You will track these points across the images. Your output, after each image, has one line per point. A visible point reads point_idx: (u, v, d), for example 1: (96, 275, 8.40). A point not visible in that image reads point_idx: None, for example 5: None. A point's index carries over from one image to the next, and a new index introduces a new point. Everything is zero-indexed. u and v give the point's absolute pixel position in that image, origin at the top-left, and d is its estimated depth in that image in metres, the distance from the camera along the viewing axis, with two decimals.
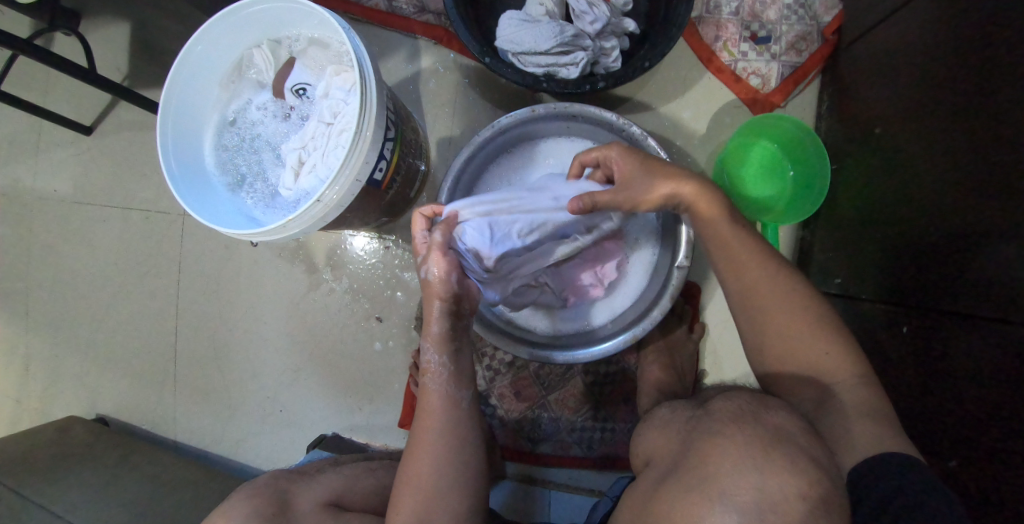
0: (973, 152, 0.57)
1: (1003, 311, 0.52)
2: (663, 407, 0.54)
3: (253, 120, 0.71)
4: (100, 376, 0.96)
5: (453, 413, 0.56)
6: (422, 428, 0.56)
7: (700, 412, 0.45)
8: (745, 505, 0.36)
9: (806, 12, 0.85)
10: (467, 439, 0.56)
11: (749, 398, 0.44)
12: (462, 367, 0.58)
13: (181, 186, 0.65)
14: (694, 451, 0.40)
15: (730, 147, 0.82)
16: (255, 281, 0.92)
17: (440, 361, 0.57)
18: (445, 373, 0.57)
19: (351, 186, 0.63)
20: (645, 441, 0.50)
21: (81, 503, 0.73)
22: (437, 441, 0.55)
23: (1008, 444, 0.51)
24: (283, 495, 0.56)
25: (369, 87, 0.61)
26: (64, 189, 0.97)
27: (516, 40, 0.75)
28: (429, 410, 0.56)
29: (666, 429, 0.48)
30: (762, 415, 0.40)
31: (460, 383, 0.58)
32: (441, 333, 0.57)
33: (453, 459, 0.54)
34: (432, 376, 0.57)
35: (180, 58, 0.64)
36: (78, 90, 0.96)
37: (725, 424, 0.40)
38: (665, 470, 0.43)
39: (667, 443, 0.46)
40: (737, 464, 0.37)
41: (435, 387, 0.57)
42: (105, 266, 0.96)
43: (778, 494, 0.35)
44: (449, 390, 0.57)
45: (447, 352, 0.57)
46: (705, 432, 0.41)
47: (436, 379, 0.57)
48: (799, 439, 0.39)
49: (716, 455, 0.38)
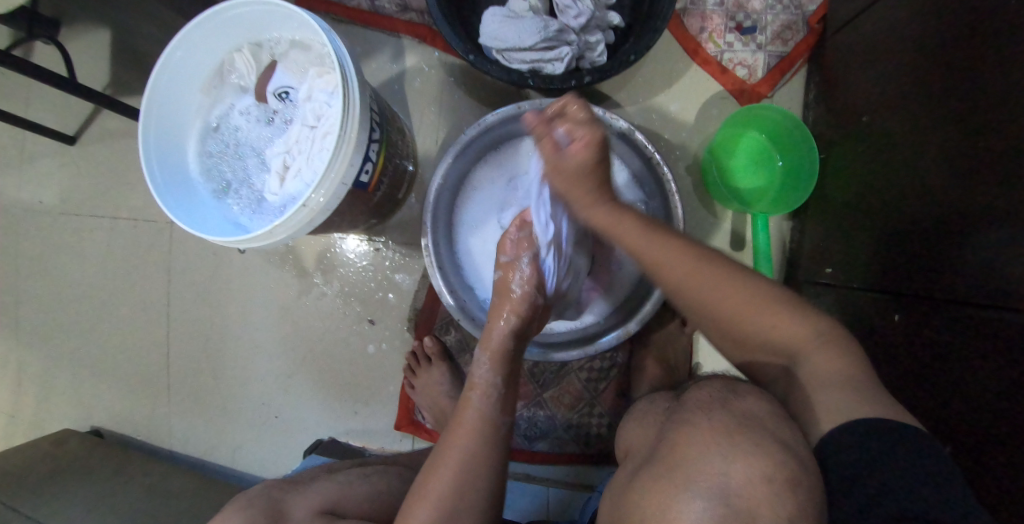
0: (961, 138, 0.57)
1: (995, 295, 0.52)
2: (643, 401, 0.54)
3: (236, 125, 0.70)
4: (93, 388, 0.95)
5: (487, 437, 0.57)
6: (454, 437, 0.56)
7: (674, 403, 0.46)
8: (712, 490, 0.36)
9: (791, 1, 0.84)
10: (494, 465, 0.56)
11: (720, 387, 0.45)
12: (509, 396, 0.60)
13: (165, 194, 0.64)
14: (665, 441, 0.41)
15: (717, 138, 0.82)
16: (246, 287, 0.91)
17: (491, 379, 0.60)
18: (494, 393, 0.59)
19: (337, 189, 0.63)
20: (624, 435, 0.51)
21: (75, 516, 0.72)
22: (467, 455, 0.55)
23: (1001, 430, 0.50)
24: (273, 502, 0.56)
25: (352, 89, 0.60)
26: (50, 201, 0.96)
27: (500, 36, 0.75)
28: (466, 422, 0.57)
29: (642, 421, 0.48)
30: (729, 402, 0.41)
31: (501, 409, 0.59)
32: (500, 354, 0.62)
33: (477, 475, 0.54)
34: (480, 392, 0.59)
35: (159, 65, 0.63)
36: (60, 100, 0.95)
37: (695, 412, 0.41)
38: (638, 462, 0.43)
39: (644, 434, 0.46)
40: (705, 449, 0.37)
41: (481, 405, 0.59)
42: (93, 278, 0.95)
43: (744, 478, 0.35)
44: (493, 411, 0.58)
45: (500, 373, 0.60)
46: (676, 421, 0.42)
47: (484, 398, 0.59)
48: (772, 427, 0.39)
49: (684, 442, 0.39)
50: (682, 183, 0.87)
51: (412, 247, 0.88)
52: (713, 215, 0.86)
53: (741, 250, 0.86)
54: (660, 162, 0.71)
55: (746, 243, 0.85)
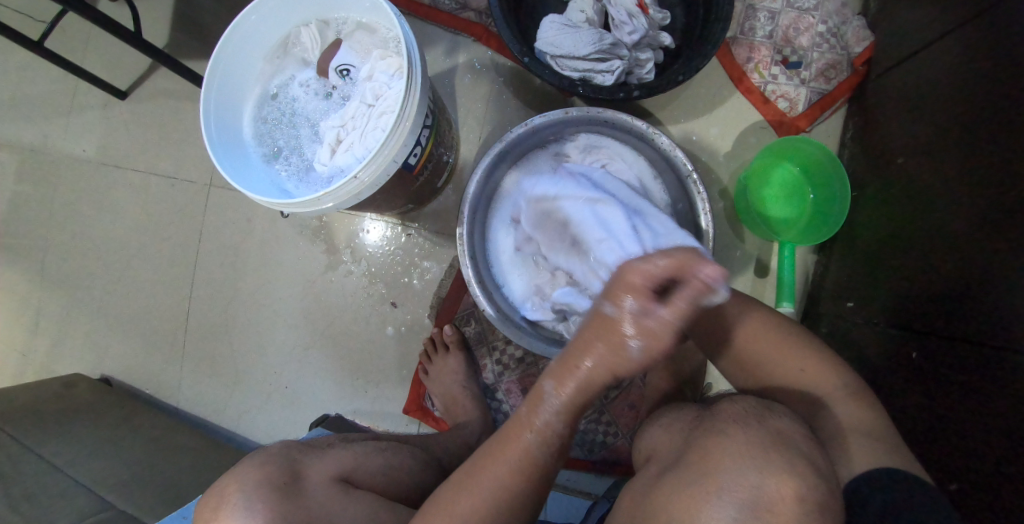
0: (992, 185, 0.59)
1: (1011, 337, 0.53)
2: (668, 409, 0.54)
3: (294, 96, 0.72)
4: (109, 337, 0.96)
5: (531, 484, 0.44)
6: (491, 466, 0.44)
7: (704, 413, 0.47)
8: (741, 503, 0.36)
9: (838, 42, 0.87)
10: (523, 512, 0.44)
11: (753, 402, 0.45)
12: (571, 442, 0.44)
13: (219, 151, 0.66)
14: (695, 448, 0.41)
15: (754, 165, 0.84)
16: (273, 257, 0.93)
17: (555, 427, 0.42)
18: (553, 442, 0.43)
19: (387, 166, 0.65)
20: (648, 439, 0.51)
21: (78, 458, 0.73)
22: (494, 494, 0.43)
23: (1009, 472, 0.51)
24: (293, 462, 0.56)
25: (415, 74, 0.63)
26: (93, 149, 0.98)
27: (556, 43, 0.78)
28: (509, 460, 0.43)
29: (669, 427, 0.49)
30: (765, 419, 0.41)
31: (558, 456, 0.44)
32: (579, 409, 0.41)
33: (506, 521, 0.44)
34: (537, 435, 0.43)
35: (231, 27, 0.66)
36: (118, 54, 0.97)
37: (728, 424, 0.41)
38: (664, 465, 0.44)
39: (671, 441, 0.46)
40: (739, 460, 0.38)
41: (535, 448, 0.43)
42: (126, 230, 0.97)
43: (774, 493, 0.36)
44: (544, 458, 0.44)
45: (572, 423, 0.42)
46: (708, 430, 0.42)
47: (542, 441, 0.43)
48: (821, 450, 0.40)
49: (718, 451, 0.39)
50: (712, 205, 0.89)
51: (443, 236, 0.90)
52: (739, 239, 0.88)
53: (764, 278, 0.87)
54: (697, 182, 0.73)
55: (769, 271, 0.87)
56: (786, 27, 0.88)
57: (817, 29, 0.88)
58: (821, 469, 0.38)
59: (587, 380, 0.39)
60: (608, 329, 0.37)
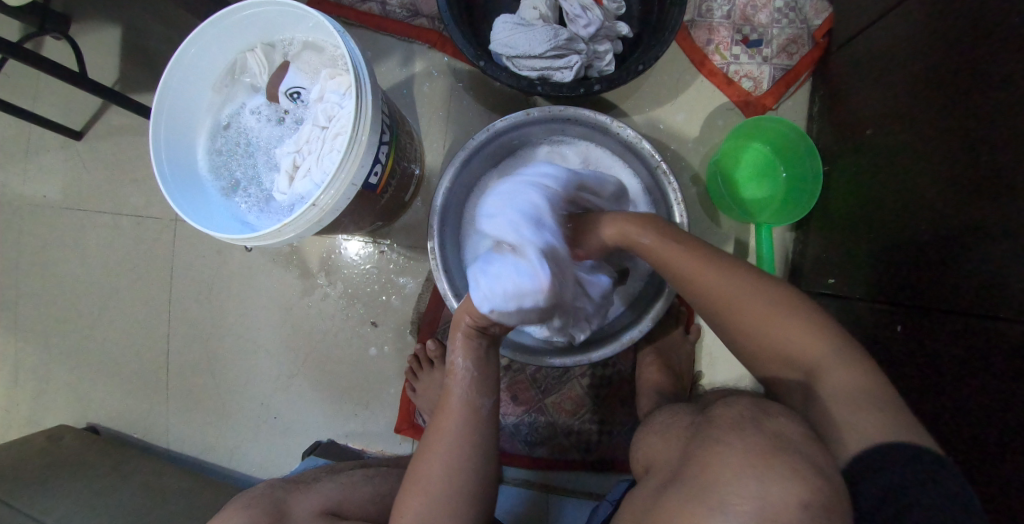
0: (966, 150, 0.57)
1: (997, 305, 0.52)
2: (664, 414, 0.54)
3: (246, 124, 0.70)
4: (90, 384, 0.95)
5: (473, 421, 0.56)
6: (438, 427, 0.57)
7: (701, 419, 0.45)
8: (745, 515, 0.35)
9: (797, 16, 0.86)
10: (481, 447, 0.56)
11: (750, 404, 0.43)
12: (486, 374, 0.59)
13: (174, 190, 0.64)
14: (695, 461, 0.40)
15: (722, 148, 0.83)
16: (247, 288, 0.91)
17: (465, 364, 0.58)
18: (470, 377, 0.58)
19: (347, 189, 0.63)
20: (644, 449, 0.51)
21: (68, 513, 0.71)
22: (451, 441, 0.55)
23: (1005, 442, 0.51)
24: (278, 503, 0.55)
25: (365, 92, 0.61)
26: (54, 195, 0.96)
27: (511, 43, 0.76)
28: (448, 410, 0.57)
29: (666, 435, 0.48)
30: (761, 421, 0.40)
31: (481, 390, 0.58)
32: (470, 341, 0.59)
33: (466, 461, 0.54)
34: (456, 379, 0.58)
35: (172, 61, 0.63)
36: (68, 96, 0.95)
37: (726, 431, 0.40)
38: (666, 479, 0.43)
39: (670, 454, 0.45)
40: (739, 471, 0.36)
41: (460, 388, 0.58)
42: (97, 274, 0.95)
43: (778, 502, 0.34)
44: (471, 395, 0.58)
45: (473, 356, 0.58)
46: (705, 439, 0.41)
47: (461, 381, 0.58)
48: (808, 446, 0.39)
49: (717, 463, 0.38)
50: (686, 193, 0.88)
51: (417, 250, 0.88)
52: (717, 224, 0.87)
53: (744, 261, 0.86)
54: (666, 171, 0.72)
55: (749, 253, 0.86)
56: (744, 5, 0.86)
57: (775, 5, 0.86)
58: (811, 468, 0.37)
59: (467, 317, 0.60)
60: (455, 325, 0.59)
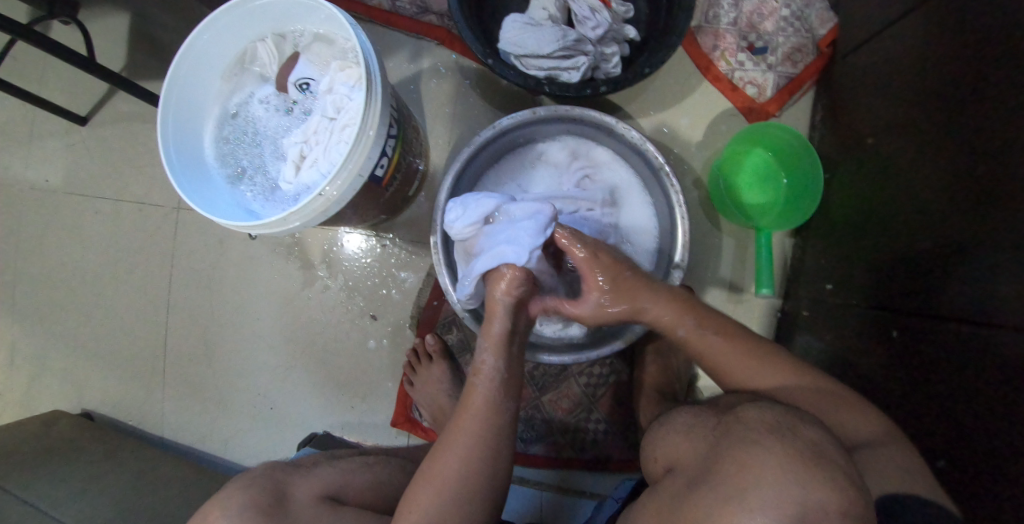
0: (965, 159, 0.58)
1: (993, 311, 0.53)
2: (682, 414, 0.57)
3: (254, 114, 0.71)
4: (85, 370, 0.94)
5: (496, 424, 0.56)
6: (460, 423, 0.56)
7: (727, 419, 0.48)
8: (783, 516, 0.38)
9: (802, 25, 0.87)
10: (500, 451, 0.55)
11: (783, 410, 0.46)
12: (513, 376, 0.58)
13: (179, 175, 0.64)
14: (727, 459, 0.43)
15: (725, 154, 0.84)
16: (248, 277, 0.91)
17: (495, 363, 0.57)
18: (498, 377, 0.57)
19: (353, 180, 0.63)
20: (665, 447, 0.53)
21: (63, 497, 0.71)
22: (471, 441, 0.54)
23: (994, 446, 0.51)
24: (278, 484, 0.55)
25: (375, 85, 0.62)
26: (55, 180, 0.95)
27: (520, 42, 0.76)
28: (472, 407, 0.56)
29: (688, 435, 0.51)
30: (798, 429, 0.43)
31: (508, 394, 0.57)
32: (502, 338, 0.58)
33: (482, 464, 0.54)
34: (485, 377, 0.57)
35: (184, 48, 0.64)
36: (74, 80, 0.95)
37: (763, 434, 0.42)
38: (692, 477, 0.45)
39: (696, 450, 0.48)
40: (779, 477, 0.39)
41: (487, 391, 0.57)
42: (96, 260, 0.95)
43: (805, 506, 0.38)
44: (497, 396, 0.57)
45: (504, 355, 0.58)
46: (737, 438, 0.44)
47: (488, 383, 0.57)
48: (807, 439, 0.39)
49: (757, 466, 0.40)
50: (688, 196, 0.88)
51: (419, 245, 0.89)
52: (717, 228, 0.88)
53: (742, 265, 0.87)
54: (669, 173, 0.72)
55: (748, 257, 0.87)
56: (750, 13, 0.88)
57: (780, 13, 0.87)
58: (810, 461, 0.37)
59: (498, 316, 0.59)
60: (490, 310, 0.59)
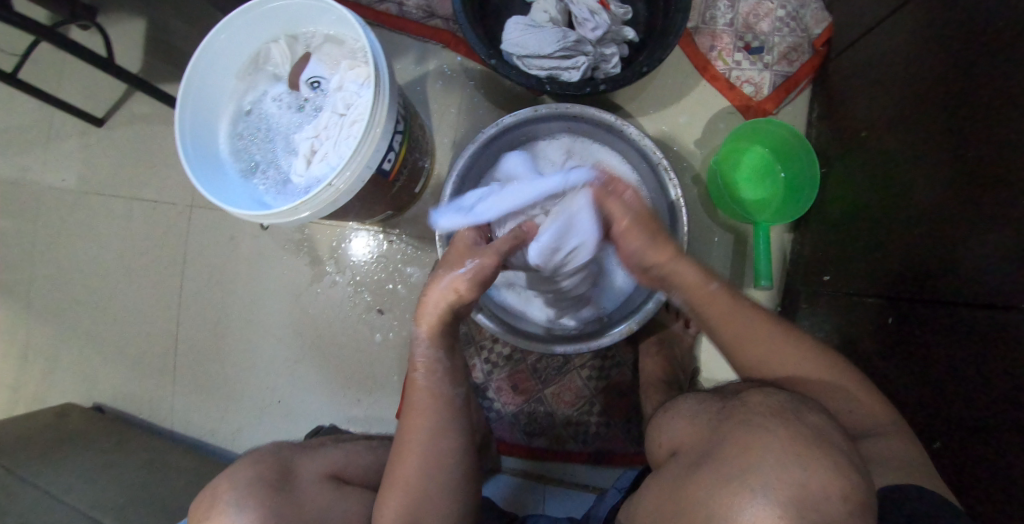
0: (956, 148, 0.60)
1: (985, 293, 0.54)
2: (688, 399, 0.57)
3: (267, 111, 0.74)
4: (97, 365, 0.97)
5: (444, 412, 0.56)
6: (410, 424, 0.55)
7: (733, 403, 0.49)
8: (781, 488, 0.39)
9: (798, 25, 0.90)
10: (458, 436, 0.56)
11: (788, 397, 0.47)
12: (453, 364, 0.59)
13: (196, 168, 0.67)
14: (730, 441, 0.43)
15: (722, 150, 0.86)
16: (258, 273, 0.93)
17: (434, 354, 0.58)
18: (439, 367, 0.58)
19: (362, 172, 0.66)
20: (670, 433, 0.54)
21: (75, 484, 0.73)
22: (426, 437, 0.54)
23: (987, 424, 0.53)
24: (284, 461, 0.56)
25: (383, 81, 0.64)
26: (72, 179, 0.98)
27: (521, 43, 0.79)
28: (418, 404, 0.56)
29: (692, 419, 0.52)
30: (802, 415, 0.44)
31: (450, 381, 0.58)
32: (437, 327, 0.58)
33: (443, 457, 0.54)
34: (423, 371, 0.58)
35: (201, 47, 0.67)
36: (92, 84, 0.98)
37: (766, 417, 0.43)
38: (695, 458, 0.46)
39: (699, 434, 0.49)
40: (780, 458, 0.40)
41: (429, 384, 0.57)
42: (111, 257, 0.97)
43: (802, 481, 0.38)
44: (440, 386, 0.57)
45: (439, 344, 0.59)
46: (742, 423, 0.44)
47: (429, 375, 0.57)
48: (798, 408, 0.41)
49: (759, 447, 0.41)
50: (687, 192, 0.90)
51: (425, 240, 0.91)
52: (716, 223, 0.90)
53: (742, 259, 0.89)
54: (667, 167, 0.75)
55: (747, 251, 0.89)
56: (746, 14, 0.90)
57: (776, 14, 0.90)
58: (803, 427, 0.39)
59: (430, 305, 0.59)
60: (424, 299, 0.59)
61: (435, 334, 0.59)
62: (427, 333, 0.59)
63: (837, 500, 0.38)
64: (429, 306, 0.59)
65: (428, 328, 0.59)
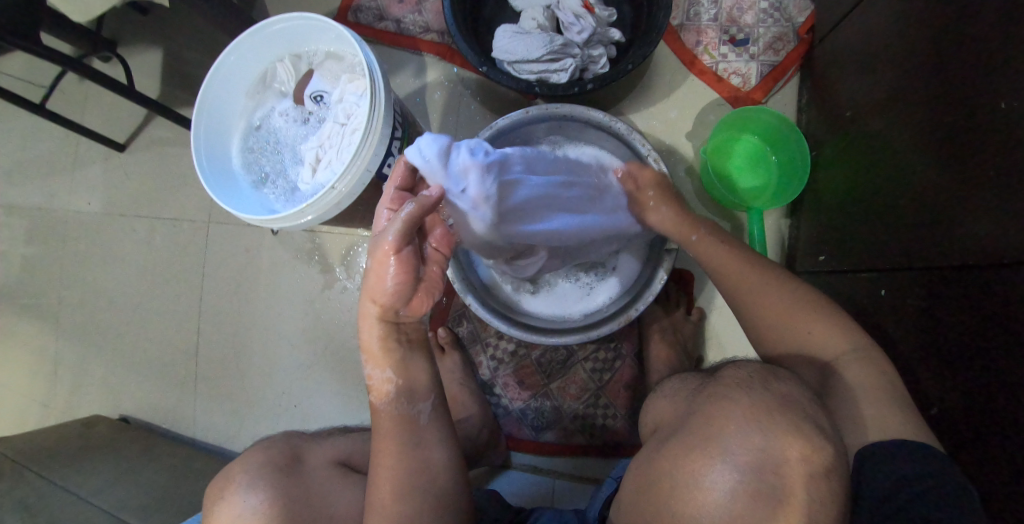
0: (940, 119, 0.61)
1: (974, 256, 0.55)
2: (673, 379, 0.57)
3: (275, 125, 0.78)
4: (123, 377, 1.01)
5: (409, 431, 0.53)
6: (380, 453, 0.53)
7: (709, 379, 0.49)
8: (748, 447, 0.40)
9: (781, 15, 0.92)
10: (431, 450, 0.53)
11: (756, 367, 0.47)
12: (410, 378, 0.54)
13: (210, 180, 0.72)
14: (699, 413, 0.44)
15: (714, 139, 0.88)
16: (272, 282, 0.98)
17: (386, 375, 0.53)
18: (395, 387, 0.53)
19: (363, 175, 0.69)
20: (654, 411, 0.54)
21: (101, 486, 0.76)
22: (395, 457, 0.52)
23: (981, 387, 0.54)
24: (294, 448, 0.59)
25: (379, 89, 0.68)
26: (97, 203, 1.05)
27: (511, 50, 0.83)
28: (381, 430, 0.53)
29: (671, 397, 0.52)
30: (769, 383, 0.44)
31: (410, 399, 0.54)
32: (377, 345, 0.53)
33: (418, 474, 0.52)
34: (378, 396, 0.54)
35: (213, 68, 0.72)
36: (114, 112, 1.05)
37: (733, 389, 0.44)
38: (669, 431, 0.47)
39: (675, 409, 0.49)
40: (742, 425, 0.41)
41: (387, 406, 0.53)
42: (134, 274, 1.03)
43: (767, 442, 0.40)
44: (401, 407, 0.53)
45: (392, 363, 0.53)
46: (712, 396, 0.45)
47: (385, 399, 0.53)
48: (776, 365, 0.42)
49: (723, 416, 0.42)
50: (682, 184, 0.92)
51: None
52: (713, 212, 0.92)
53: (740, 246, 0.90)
54: (656, 157, 0.77)
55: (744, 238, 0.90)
56: (730, 8, 0.93)
57: (760, 6, 0.93)
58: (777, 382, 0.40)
59: (367, 321, 0.53)
60: (361, 315, 0.53)
61: (379, 354, 0.53)
62: (371, 356, 0.53)
63: (814, 447, 0.39)
64: (367, 322, 0.53)
65: (374, 350, 0.53)
